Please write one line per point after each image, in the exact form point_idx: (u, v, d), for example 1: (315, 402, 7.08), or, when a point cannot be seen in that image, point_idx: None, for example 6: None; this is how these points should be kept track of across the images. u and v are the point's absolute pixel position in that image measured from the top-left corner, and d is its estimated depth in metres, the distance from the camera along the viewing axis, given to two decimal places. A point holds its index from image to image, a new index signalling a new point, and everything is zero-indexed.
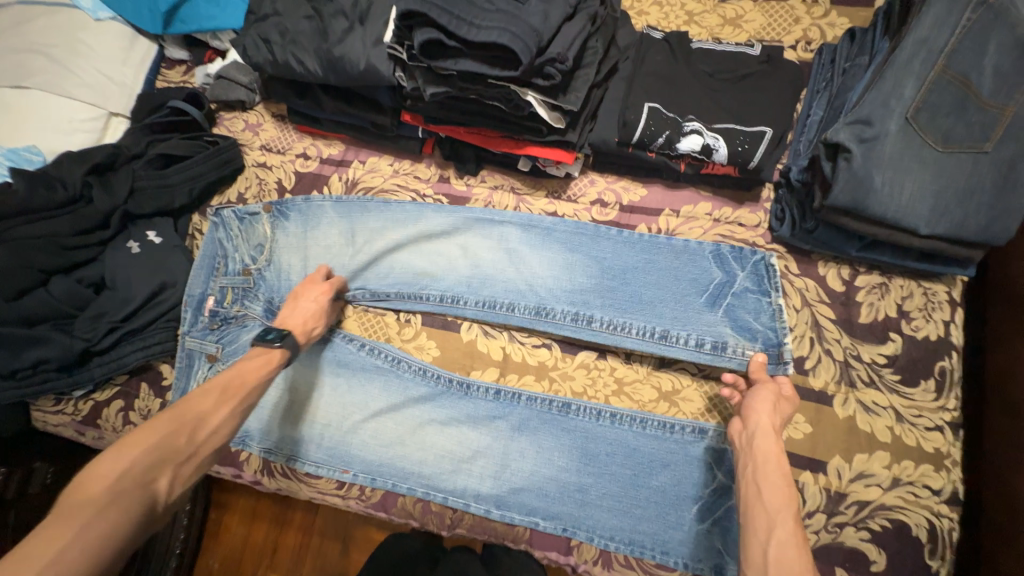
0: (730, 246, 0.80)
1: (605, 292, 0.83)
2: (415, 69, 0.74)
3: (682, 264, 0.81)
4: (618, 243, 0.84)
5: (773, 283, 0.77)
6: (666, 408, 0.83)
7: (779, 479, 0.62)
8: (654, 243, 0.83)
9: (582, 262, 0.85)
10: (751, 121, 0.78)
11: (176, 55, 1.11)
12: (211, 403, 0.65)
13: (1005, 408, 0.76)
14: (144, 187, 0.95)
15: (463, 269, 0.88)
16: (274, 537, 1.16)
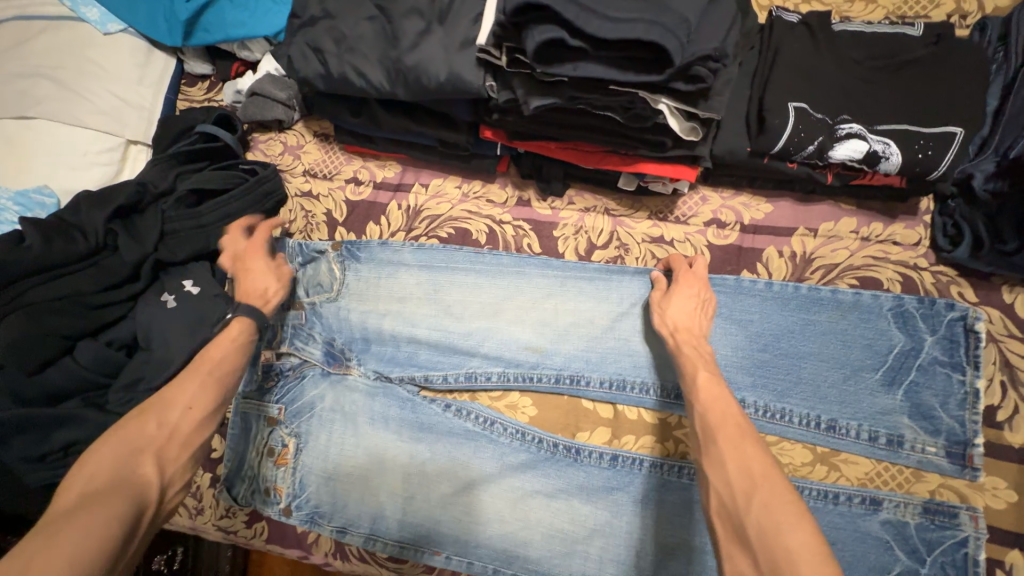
0: (917, 301, 0.67)
1: (757, 368, 0.71)
2: (515, 77, 0.60)
3: (851, 326, 0.69)
4: (769, 300, 0.71)
5: (973, 355, 0.65)
6: (824, 472, 0.69)
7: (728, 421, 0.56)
8: (816, 298, 0.70)
9: (722, 328, 0.72)
10: (930, 121, 0.62)
11: (198, 69, 0.97)
12: (176, 387, 0.61)
13: None
14: (178, 230, 0.81)
15: (577, 341, 0.76)
16: None
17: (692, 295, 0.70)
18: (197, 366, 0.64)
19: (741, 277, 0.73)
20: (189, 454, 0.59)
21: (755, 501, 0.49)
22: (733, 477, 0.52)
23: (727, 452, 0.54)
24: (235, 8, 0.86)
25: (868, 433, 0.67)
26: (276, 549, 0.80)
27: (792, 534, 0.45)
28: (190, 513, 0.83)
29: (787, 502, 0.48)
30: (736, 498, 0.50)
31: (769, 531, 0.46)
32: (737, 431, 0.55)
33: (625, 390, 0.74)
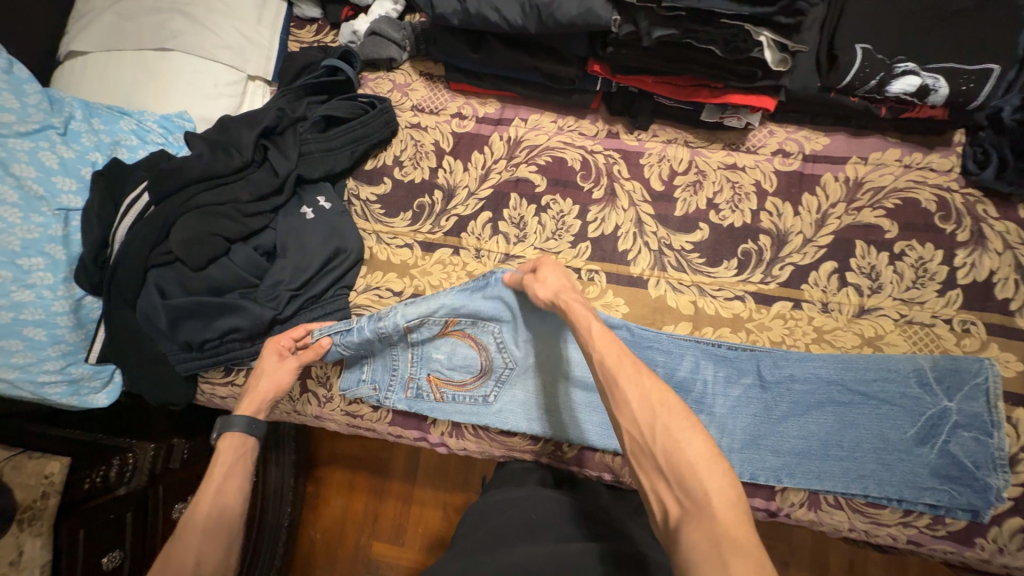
0: (908, 509, 0.80)
1: (800, 411, 0.83)
2: (640, 11, 0.73)
3: (872, 473, 0.80)
4: (807, 461, 0.82)
5: (953, 498, 0.77)
6: (871, 353, 0.83)
7: (628, 359, 0.60)
8: (842, 480, 0.80)
9: (768, 435, 0.83)
10: (973, 59, 0.76)
11: (308, 13, 1.07)
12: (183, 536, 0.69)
13: None
14: (312, 151, 0.92)
15: None
16: (385, 483, 1.40)
17: (561, 274, 0.78)
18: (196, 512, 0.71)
19: (767, 476, 0.82)
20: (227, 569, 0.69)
21: (695, 545, 0.47)
22: (677, 450, 0.52)
23: (676, 471, 0.51)
24: None
25: (904, 319, 0.83)
26: (397, 430, 0.94)
27: (736, 568, 0.44)
28: (318, 401, 0.95)
29: (740, 562, 0.45)
30: (672, 535, 0.50)
31: (683, 468, 0.51)
32: (681, 452, 0.51)
33: (703, 291, 0.88)
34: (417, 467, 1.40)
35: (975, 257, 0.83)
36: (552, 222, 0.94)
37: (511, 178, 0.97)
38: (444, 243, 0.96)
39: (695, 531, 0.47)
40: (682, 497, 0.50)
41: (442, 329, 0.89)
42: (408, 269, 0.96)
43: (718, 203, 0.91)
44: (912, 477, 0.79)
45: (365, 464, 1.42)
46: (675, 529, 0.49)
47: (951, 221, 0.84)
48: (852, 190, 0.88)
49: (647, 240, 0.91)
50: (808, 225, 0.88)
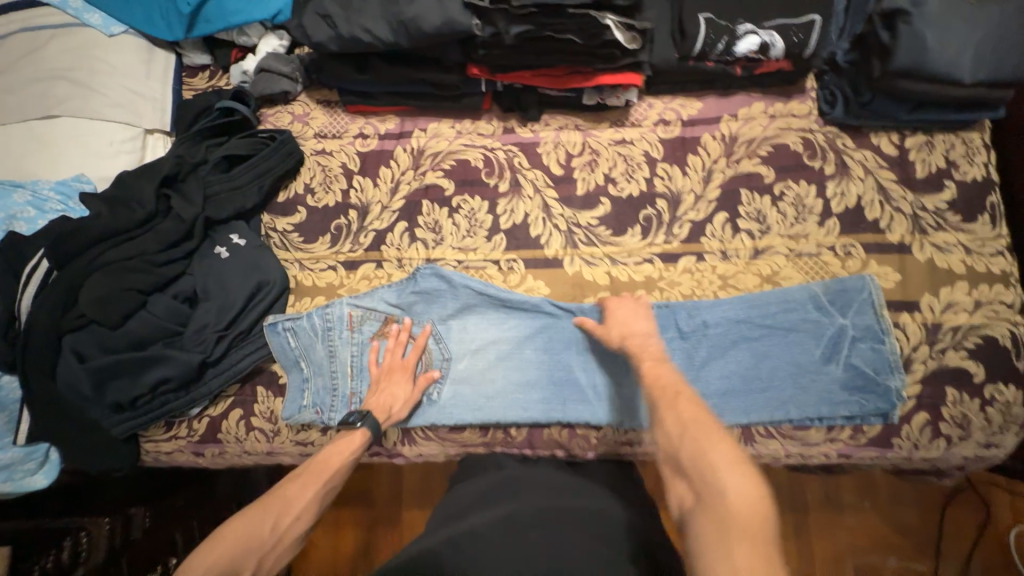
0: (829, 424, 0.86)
1: (719, 353, 0.89)
2: (496, 14, 0.79)
3: (793, 398, 0.86)
4: (732, 398, 0.87)
5: (865, 407, 0.84)
6: (772, 289, 0.89)
7: (678, 395, 0.64)
8: (766, 409, 0.86)
9: (694, 381, 0.88)
10: (800, 13, 0.85)
11: (197, 60, 1.07)
12: (255, 518, 0.68)
13: None
14: (218, 192, 0.93)
15: (574, 359, 0.90)
16: (369, 514, 1.39)
17: (630, 309, 0.83)
18: (271, 502, 0.71)
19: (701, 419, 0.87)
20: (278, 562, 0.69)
21: (704, 532, 0.53)
22: (708, 457, 0.57)
23: (693, 471, 0.57)
24: None
25: (794, 253, 0.90)
26: None
27: (740, 559, 0.50)
28: (267, 437, 0.95)
29: (745, 553, 0.50)
30: (686, 525, 0.57)
31: (709, 473, 0.56)
32: (699, 458, 0.57)
33: (615, 260, 0.94)
34: (395, 489, 1.39)
35: (844, 186, 0.91)
36: (465, 221, 0.98)
37: (421, 186, 1.00)
38: (366, 259, 0.98)
39: (706, 522, 0.54)
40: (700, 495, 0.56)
41: (379, 331, 0.92)
42: (335, 290, 0.97)
43: (614, 176, 0.97)
44: (827, 394, 0.85)
45: (345, 500, 1.40)
46: (688, 519, 0.56)
47: (818, 158, 0.93)
48: (727, 144, 0.96)
49: (556, 223, 0.96)
50: (696, 183, 0.95)
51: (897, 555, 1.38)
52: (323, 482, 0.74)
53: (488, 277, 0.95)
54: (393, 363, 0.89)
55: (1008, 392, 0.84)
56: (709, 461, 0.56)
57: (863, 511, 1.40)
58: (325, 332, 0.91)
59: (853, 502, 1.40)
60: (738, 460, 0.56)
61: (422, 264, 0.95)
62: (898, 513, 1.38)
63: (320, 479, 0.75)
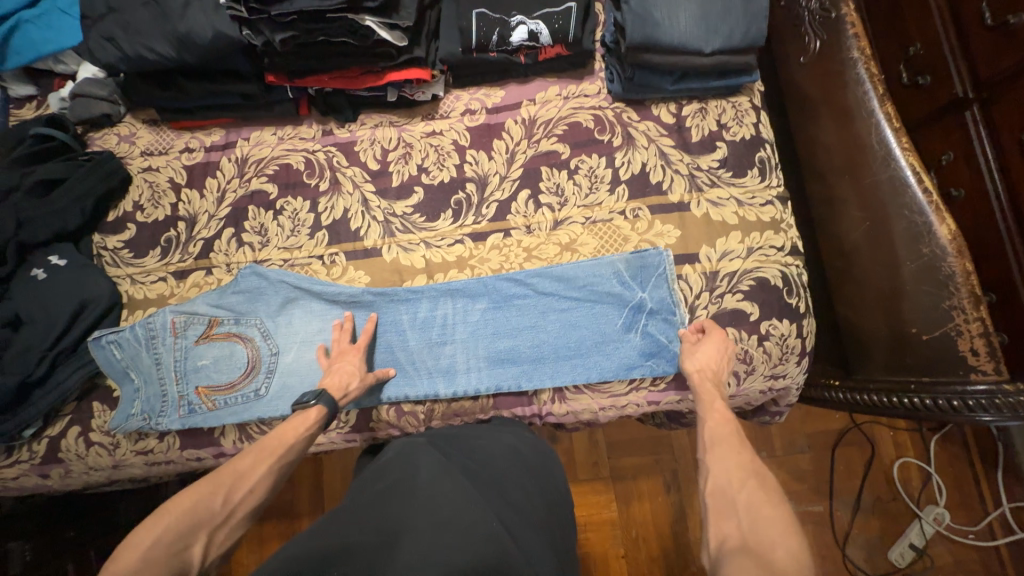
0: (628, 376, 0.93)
1: (524, 322, 0.95)
2: (260, 23, 0.84)
3: (591, 355, 0.93)
4: (538, 361, 0.94)
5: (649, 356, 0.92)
6: (570, 256, 0.96)
7: (736, 440, 0.73)
8: (568, 366, 0.93)
9: (503, 349, 0.94)
10: (559, 2, 0.93)
11: (21, 91, 1.10)
12: (203, 492, 0.67)
13: (844, 169, 0.96)
14: (32, 216, 0.95)
15: (393, 340, 0.96)
16: (289, 527, 1.40)
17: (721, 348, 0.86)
18: (222, 477, 0.69)
19: (512, 382, 0.93)
20: (228, 537, 0.68)
21: (744, 572, 0.56)
22: (752, 502, 0.64)
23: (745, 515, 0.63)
24: (39, 27, 1.01)
25: (589, 221, 0.97)
26: (191, 452, 0.97)
27: None
28: (108, 451, 0.97)
29: None
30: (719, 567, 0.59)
31: (756, 515, 0.62)
32: (759, 506, 0.63)
33: (429, 245, 0.99)
34: (293, 500, 1.41)
35: (630, 155, 0.99)
36: (289, 222, 1.02)
37: (247, 193, 1.04)
38: (196, 267, 1.02)
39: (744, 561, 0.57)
40: (742, 538, 0.61)
41: (206, 334, 0.96)
42: (166, 300, 1.00)
43: (427, 166, 1.03)
44: (620, 347, 0.93)
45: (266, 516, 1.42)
46: (725, 557, 0.59)
47: (607, 132, 1.01)
48: (524, 125, 1.02)
49: (374, 215, 1.01)
50: (501, 165, 1.02)
51: (797, 499, 1.49)
52: (279, 456, 0.75)
53: (312, 272, 1.00)
54: (345, 345, 0.92)
55: (782, 326, 0.92)
56: (761, 511, 0.63)
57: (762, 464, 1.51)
58: (150, 341, 0.95)
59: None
60: (791, 512, 0.62)
61: (245, 266, 1.00)
62: (792, 461, 1.51)
63: (275, 454, 0.75)
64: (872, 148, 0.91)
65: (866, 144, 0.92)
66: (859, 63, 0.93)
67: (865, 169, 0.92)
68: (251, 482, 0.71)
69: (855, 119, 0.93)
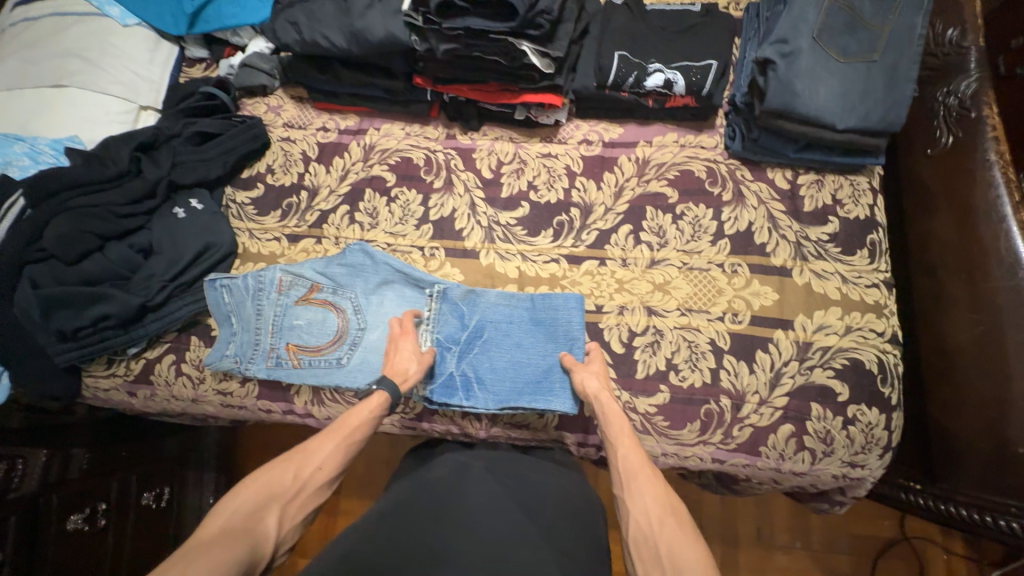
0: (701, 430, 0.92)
1: (530, 341, 0.96)
2: (429, 32, 0.92)
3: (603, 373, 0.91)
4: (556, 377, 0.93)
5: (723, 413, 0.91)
6: (661, 296, 0.97)
7: (657, 481, 0.73)
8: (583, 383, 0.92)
9: None
10: (701, 58, 0.98)
11: (196, 53, 1.25)
12: (278, 471, 0.70)
13: (960, 269, 0.93)
14: (185, 161, 1.07)
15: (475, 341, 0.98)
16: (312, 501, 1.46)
17: (601, 368, 0.90)
18: (292, 457, 0.72)
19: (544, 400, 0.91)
20: (299, 515, 0.69)
21: None
22: None
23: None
24: (230, 4, 1.16)
25: (685, 266, 0.99)
26: (265, 404, 1.03)
27: None
28: (192, 384, 1.04)
29: None
30: None
31: None
32: None
33: (526, 257, 1.03)
34: None
35: (738, 211, 1.01)
36: (399, 210, 1.09)
37: (367, 176, 1.12)
38: (308, 234, 1.10)
39: None
40: None
41: (305, 297, 1.02)
42: (276, 259, 1.09)
43: (537, 184, 1.08)
44: (695, 396, 0.92)
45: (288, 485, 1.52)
46: None
47: (718, 185, 1.03)
48: (637, 162, 1.06)
49: (479, 219, 1.07)
50: (608, 197, 1.05)
51: None
52: (346, 437, 0.77)
53: (411, 261, 1.05)
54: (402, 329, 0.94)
55: (870, 413, 0.89)
56: None
57: (795, 555, 1.42)
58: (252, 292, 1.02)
59: (786, 545, 1.43)
60: None
61: (353, 241, 1.06)
62: (826, 559, 1.41)
63: (343, 434, 0.77)
64: (998, 253, 0.88)
65: (992, 247, 0.89)
66: (994, 165, 0.91)
67: (984, 275, 0.89)
68: (318, 472, 0.72)
69: (981, 221, 0.91)
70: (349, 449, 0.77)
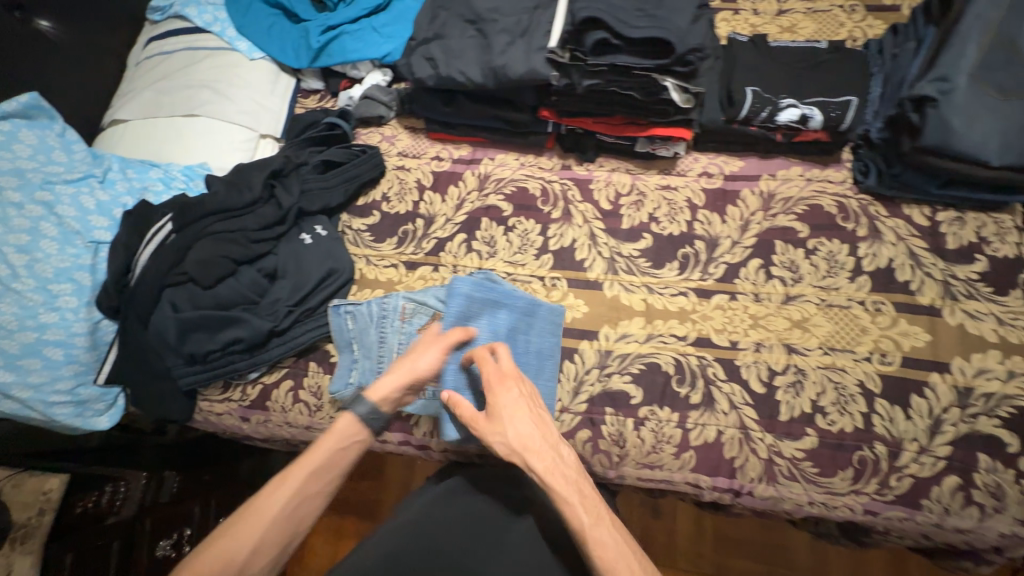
0: (856, 478, 0.86)
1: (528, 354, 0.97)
2: (572, 68, 0.94)
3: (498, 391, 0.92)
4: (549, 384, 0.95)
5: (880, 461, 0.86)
6: (801, 334, 0.94)
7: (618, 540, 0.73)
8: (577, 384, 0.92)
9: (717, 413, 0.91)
10: (838, 94, 0.97)
11: (312, 85, 1.29)
12: (258, 530, 0.72)
13: None
14: (312, 189, 1.09)
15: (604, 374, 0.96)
16: None
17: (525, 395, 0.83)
18: (257, 515, 0.73)
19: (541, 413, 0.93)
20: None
21: None
22: None
23: None
24: (353, 39, 1.20)
25: (824, 303, 0.95)
26: (381, 433, 1.00)
27: None
28: (309, 411, 1.02)
29: None
30: None
31: None
32: None
33: (652, 290, 1.01)
34: None
35: (875, 248, 0.98)
36: (518, 239, 1.09)
37: (483, 205, 1.13)
38: (425, 261, 1.10)
39: None
40: None
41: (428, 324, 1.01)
42: (394, 285, 1.08)
43: (658, 216, 1.07)
44: (847, 440, 0.87)
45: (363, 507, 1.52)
46: None
47: (851, 220, 1.00)
48: (763, 195, 1.04)
49: (600, 250, 1.06)
50: (734, 230, 1.04)
51: None
52: (295, 492, 0.75)
53: (532, 291, 1.04)
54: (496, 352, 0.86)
55: None
56: None
57: None
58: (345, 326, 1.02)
59: None
60: None
61: (474, 269, 1.06)
62: None
63: (310, 484, 0.76)
64: None
65: None
66: None
67: None
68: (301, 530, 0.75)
69: None
70: (298, 505, 0.75)
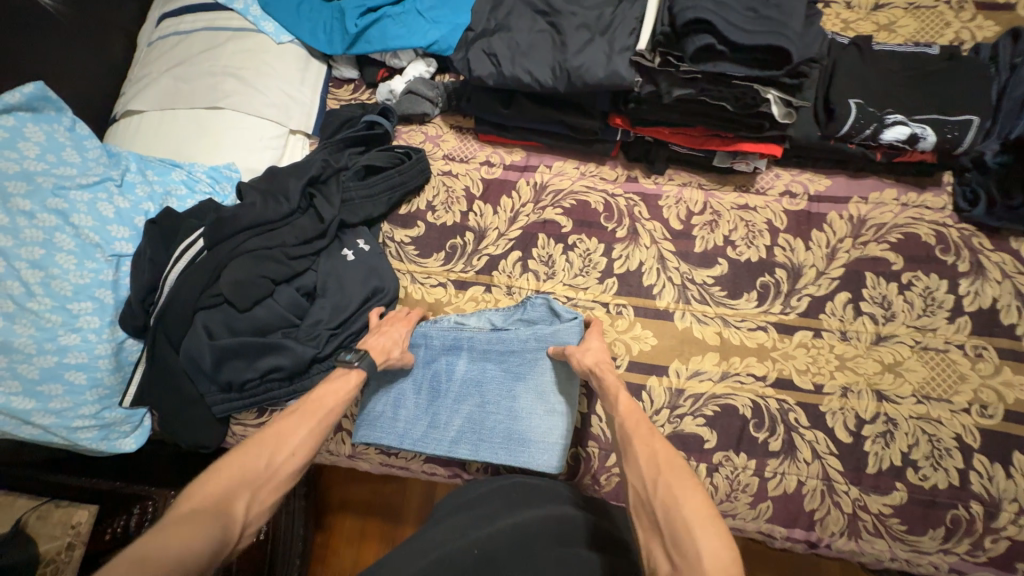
0: (946, 537, 0.81)
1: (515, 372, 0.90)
2: (661, 75, 0.84)
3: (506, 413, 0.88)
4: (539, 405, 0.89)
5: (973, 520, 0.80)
6: (892, 379, 0.86)
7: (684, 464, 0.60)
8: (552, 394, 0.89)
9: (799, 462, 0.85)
10: (956, 111, 0.86)
11: (346, 74, 1.16)
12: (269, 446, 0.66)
13: None
14: (354, 198, 0.99)
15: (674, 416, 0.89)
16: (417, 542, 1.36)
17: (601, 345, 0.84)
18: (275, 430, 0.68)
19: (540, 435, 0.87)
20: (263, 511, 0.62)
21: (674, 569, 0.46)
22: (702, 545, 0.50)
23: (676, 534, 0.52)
24: (395, 24, 1.06)
25: (919, 346, 0.87)
26: (429, 467, 0.94)
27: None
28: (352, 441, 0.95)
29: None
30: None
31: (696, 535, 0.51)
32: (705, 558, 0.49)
33: (727, 322, 0.93)
34: None
35: (977, 285, 0.89)
36: (579, 259, 0.99)
37: (539, 219, 1.03)
38: (476, 281, 1.00)
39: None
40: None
41: None
42: (442, 306, 1.00)
43: (734, 239, 0.97)
44: (939, 498, 0.81)
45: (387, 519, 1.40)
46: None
47: (951, 252, 0.91)
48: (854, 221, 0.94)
49: (670, 275, 0.96)
50: (819, 258, 0.94)
51: None
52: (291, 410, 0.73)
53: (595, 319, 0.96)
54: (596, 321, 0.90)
55: None
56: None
57: None
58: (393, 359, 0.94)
59: None
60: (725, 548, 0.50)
61: (532, 293, 0.97)
62: None
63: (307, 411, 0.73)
64: None
65: None
66: None
67: None
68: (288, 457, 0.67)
69: None
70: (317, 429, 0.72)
